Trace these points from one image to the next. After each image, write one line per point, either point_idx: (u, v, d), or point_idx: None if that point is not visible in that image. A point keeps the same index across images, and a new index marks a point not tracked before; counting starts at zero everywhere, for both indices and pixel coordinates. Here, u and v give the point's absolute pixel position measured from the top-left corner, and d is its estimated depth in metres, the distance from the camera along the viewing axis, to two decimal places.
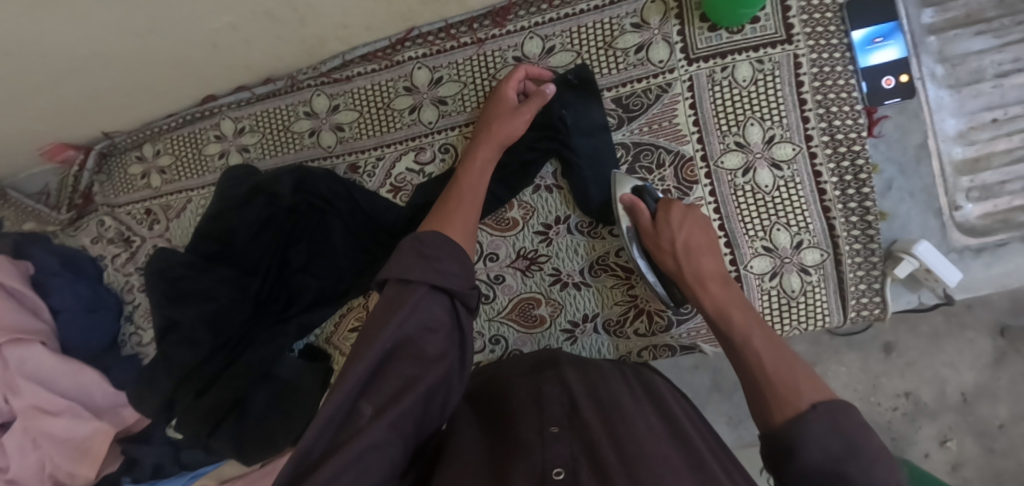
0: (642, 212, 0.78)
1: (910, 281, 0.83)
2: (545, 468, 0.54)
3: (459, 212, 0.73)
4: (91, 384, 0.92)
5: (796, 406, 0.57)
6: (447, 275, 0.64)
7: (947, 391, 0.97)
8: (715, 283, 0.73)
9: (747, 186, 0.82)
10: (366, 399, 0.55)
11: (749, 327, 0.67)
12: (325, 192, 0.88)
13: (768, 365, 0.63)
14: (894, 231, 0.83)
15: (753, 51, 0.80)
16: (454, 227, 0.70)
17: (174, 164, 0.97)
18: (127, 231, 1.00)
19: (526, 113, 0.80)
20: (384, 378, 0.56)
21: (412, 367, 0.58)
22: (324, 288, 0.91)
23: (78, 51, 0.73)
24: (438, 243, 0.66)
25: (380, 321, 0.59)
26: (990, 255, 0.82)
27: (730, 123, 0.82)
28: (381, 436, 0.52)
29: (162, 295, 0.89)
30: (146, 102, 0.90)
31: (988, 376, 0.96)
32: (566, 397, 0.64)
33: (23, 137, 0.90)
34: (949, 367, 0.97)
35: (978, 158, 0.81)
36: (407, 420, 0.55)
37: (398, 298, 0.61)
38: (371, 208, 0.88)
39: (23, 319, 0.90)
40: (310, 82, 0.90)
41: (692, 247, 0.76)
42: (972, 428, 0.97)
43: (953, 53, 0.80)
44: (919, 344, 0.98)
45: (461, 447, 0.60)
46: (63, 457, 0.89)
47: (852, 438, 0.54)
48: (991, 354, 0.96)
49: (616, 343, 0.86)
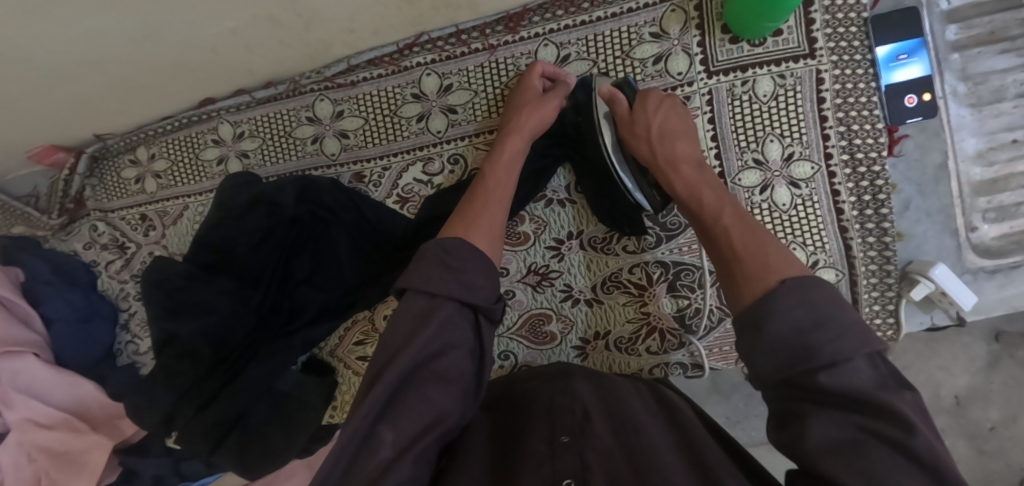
0: (620, 101, 0.74)
1: (925, 301, 0.82)
2: (554, 478, 0.53)
3: (483, 215, 0.70)
4: (86, 395, 0.91)
5: (764, 282, 0.51)
6: (474, 288, 0.62)
7: (941, 394, 0.98)
8: (687, 166, 0.67)
9: (764, 204, 0.81)
10: (388, 425, 0.55)
11: (721, 206, 0.61)
12: (331, 203, 0.85)
13: (738, 244, 0.56)
14: (910, 251, 0.82)
15: (774, 65, 0.78)
16: (478, 231, 0.68)
17: (170, 169, 0.93)
18: (121, 237, 0.96)
19: (547, 108, 0.77)
20: (406, 403, 0.56)
21: (436, 390, 0.57)
22: (329, 301, 0.89)
23: (70, 56, 0.69)
24: (462, 250, 0.64)
25: (403, 339, 0.59)
26: (1004, 277, 0.81)
27: (748, 139, 0.80)
28: (408, 473, 0.52)
29: (160, 308, 0.86)
30: (137, 105, 0.85)
31: (981, 379, 0.97)
32: (578, 406, 0.63)
33: (7, 141, 0.86)
34: (944, 370, 0.98)
35: (996, 179, 0.80)
36: (431, 450, 0.55)
37: (422, 316, 0.60)
38: (378, 219, 0.86)
39: (15, 330, 0.87)
40: (313, 87, 0.87)
41: (666, 133, 0.70)
42: (964, 430, 0.98)
43: (976, 71, 0.79)
44: (915, 347, 0.98)
45: (467, 465, 0.59)
46: (59, 471, 0.88)
47: (820, 308, 0.47)
48: (985, 358, 0.97)
49: (629, 361, 0.85)
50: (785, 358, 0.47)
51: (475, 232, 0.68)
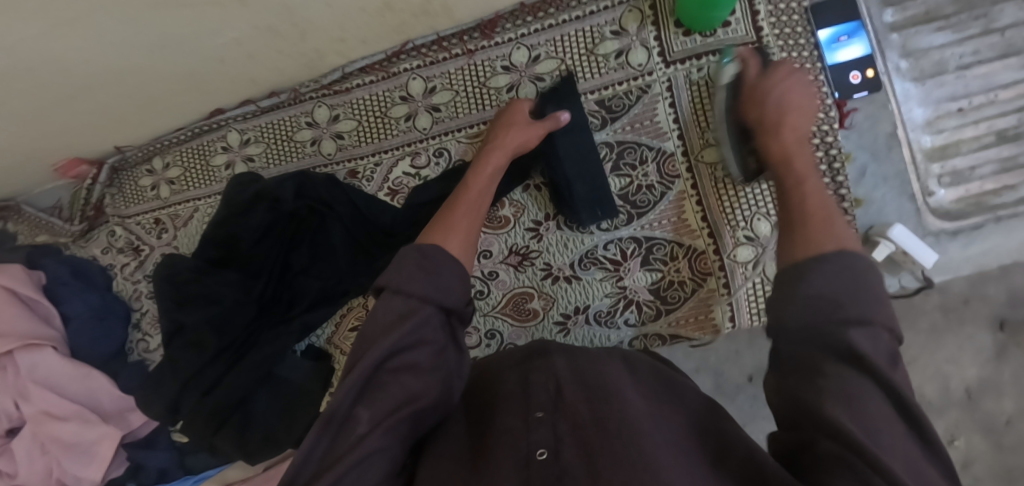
0: (752, 68, 0.79)
1: (891, 265, 0.85)
2: (529, 451, 0.52)
3: (459, 221, 0.73)
4: (99, 389, 0.96)
5: (819, 248, 0.55)
6: (449, 289, 0.64)
7: (950, 387, 0.87)
8: (790, 134, 0.72)
9: (727, 179, 0.85)
10: (365, 404, 0.57)
11: (804, 176, 0.67)
12: (326, 196, 0.92)
13: (807, 210, 0.62)
14: (870, 217, 0.85)
15: (726, 53, 0.85)
16: (453, 237, 0.70)
17: (183, 175, 1.02)
18: (136, 240, 1.04)
19: (533, 131, 0.82)
20: (383, 388, 0.57)
21: (410, 376, 0.58)
22: (325, 288, 0.95)
23: (96, 69, 0.79)
24: (438, 254, 0.65)
25: (381, 329, 0.60)
26: (967, 237, 0.84)
27: (708, 120, 0.86)
28: (378, 444, 0.54)
29: (168, 299, 0.93)
30: (156, 117, 0.95)
31: (991, 370, 0.87)
32: (553, 382, 0.60)
33: (40, 152, 0.96)
34: (951, 363, 0.87)
35: (947, 145, 0.84)
36: (406, 426, 0.57)
37: (399, 313, 0.61)
38: (371, 211, 0.93)
39: (34, 326, 0.95)
40: (311, 95, 0.96)
41: (784, 105, 0.74)
42: (978, 424, 0.87)
43: (916, 47, 0.85)
44: (918, 340, 0.87)
45: (445, 443, 0.59)
46: (72, 462, 0.92)
47: (857, 277, 0.51)
48: (993, 349, 0.86)
49: (608, 334, 0.88)
50: (811, 312, 0.50)
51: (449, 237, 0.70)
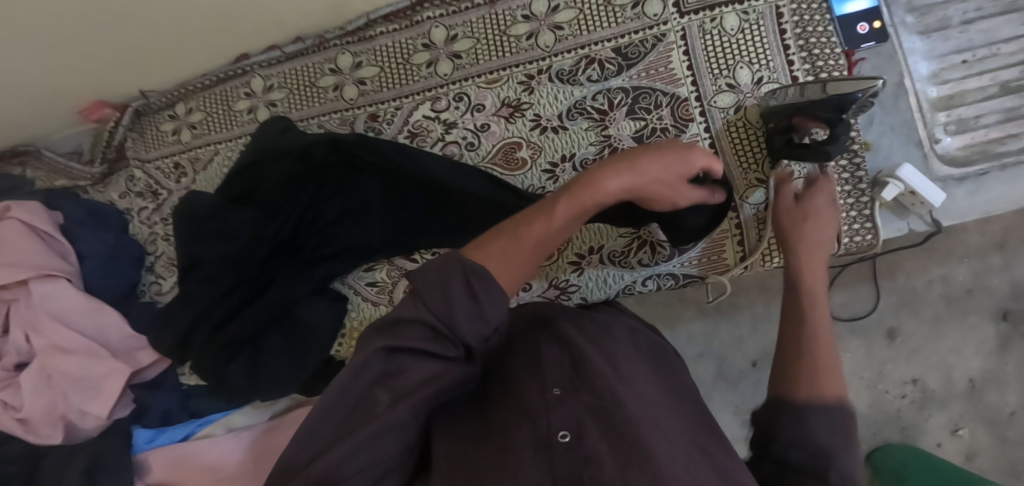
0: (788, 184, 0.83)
1: (897, 208, 0.87)
2: (548, 431, 0.51)
3: (523, 243, 0.59)
4: (110, 326, 0.96)
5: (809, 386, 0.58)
6: (485, 323, 0.54)
7: (955, 377, 1.12)
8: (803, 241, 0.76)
9: (739, 122, 0.89)
10: (381, 386, 0.52)
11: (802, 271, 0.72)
12: (361, 151, 0.91)
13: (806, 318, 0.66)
14: (879, 162, 0.87)
15: (739, 4, 0.88)
16: (512, 263, 0.58)
17: (205, 120, 1.04)
18: (154, 184, 1.06)
19: (683, 167, 0.63)
20: (398, 375, 0.52)
21: (425, 366, 0.53)
22: (357, 244, 0.95)
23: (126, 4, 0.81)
24: (490, 285, 0.54)
25: (405, 325, 0.53)
26: (972, 184, 0.87)
27: (721, 67, 0.89)
28: (396, 423, 0.50)
29: (188, 233, 0.94)
30: (182, 60, 0.98)
31: (994, 362, 1.11)
32: (566, 358, 0.60)
33: (65, 91, 0.99)
34: (954, 353, 1.12)
35: (952, 95, 0.87)
36: (422, 409, 0.53)
37: (425, 329, 0.53)
38: (406, 162, 0.91)
39: (49, 260, 0.95)
40: (335, 42, 0.98)
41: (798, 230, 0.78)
42: (984, 416, 1.11)
43: (921, 3, 0.88)
44: (921, 330, 1.13)
45: (461, 424, 0.56)
46: (80, 397, 0.92)
47: (834, 423, 0.55)
48: (996, 340, 1.11)
49: (621, 273, 0.90)
50: (799, 453, 0.53)
51: (506, 262, 0.58)
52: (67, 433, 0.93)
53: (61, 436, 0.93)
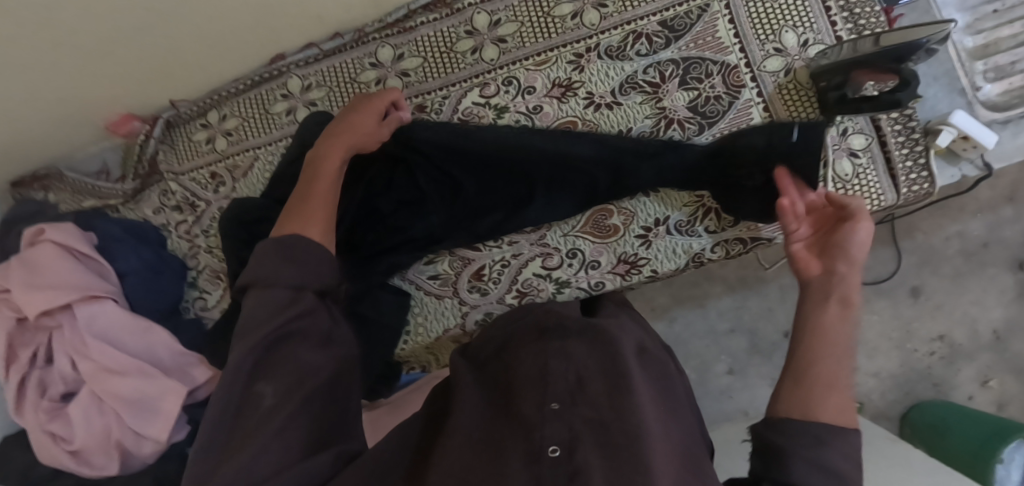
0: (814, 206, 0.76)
1: (949, 156, 0.91)
2: (539, 445, 0.51)
3: (315, 205, 0.71)
4: (157, 342, 0.91)
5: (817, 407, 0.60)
6: (315, 276, 0.63)
7: (979, 329, 1.19)
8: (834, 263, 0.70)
9: (790, 84, 0.90)
10: (262, 380, 0.56)
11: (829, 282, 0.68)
12: (424, 141, 0.90)
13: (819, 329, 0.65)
14: (926, 111, 0.90)
15: None
16: (316, 221, 0.69)
17: (241, 125, 1.00)
18: (191, 197, 1.02)
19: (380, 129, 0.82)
20: (273, 366, 0.56)
21: (307, 352, 0.58)
22: (416, 235, 0.93)
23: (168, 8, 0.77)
24: (303, 250, 0.63)
25: (255, 322, 0.58)
26: (1016, 127, 0.90)
27: (767, 31, 0.90)
28: (283, 422, 0.54)
29: (240, 239, 0.91)
30: (214, 65, 0.95)
31: (1014, 310, 1.18)
32: (572, 371, 0.57)
33: (94, 105, 0.95)
34: (976, 305, 1.19)
35: (987, 45, 0.92)
36: (315, 401, 0.57)
37: (285, 303, 0.59)
38: (464, 146, 0.89)
39: (91, 280, 0.89)
40: (374, 35, 0.97)
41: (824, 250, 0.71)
42: (1010, 366, 1.19)
43: None
44: (943, 285, 1.20)
45: (464, 422, 0.58)
46: (136, 419, 0.86)
47: (850, 451, 0.57)
48: (1013, 288, 1.18)
49: (689, 242, 0.90)
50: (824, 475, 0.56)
51: (309, 221, 0.69)
52: (124, 458, 0.88)
53: (119, 462, 0.87)
